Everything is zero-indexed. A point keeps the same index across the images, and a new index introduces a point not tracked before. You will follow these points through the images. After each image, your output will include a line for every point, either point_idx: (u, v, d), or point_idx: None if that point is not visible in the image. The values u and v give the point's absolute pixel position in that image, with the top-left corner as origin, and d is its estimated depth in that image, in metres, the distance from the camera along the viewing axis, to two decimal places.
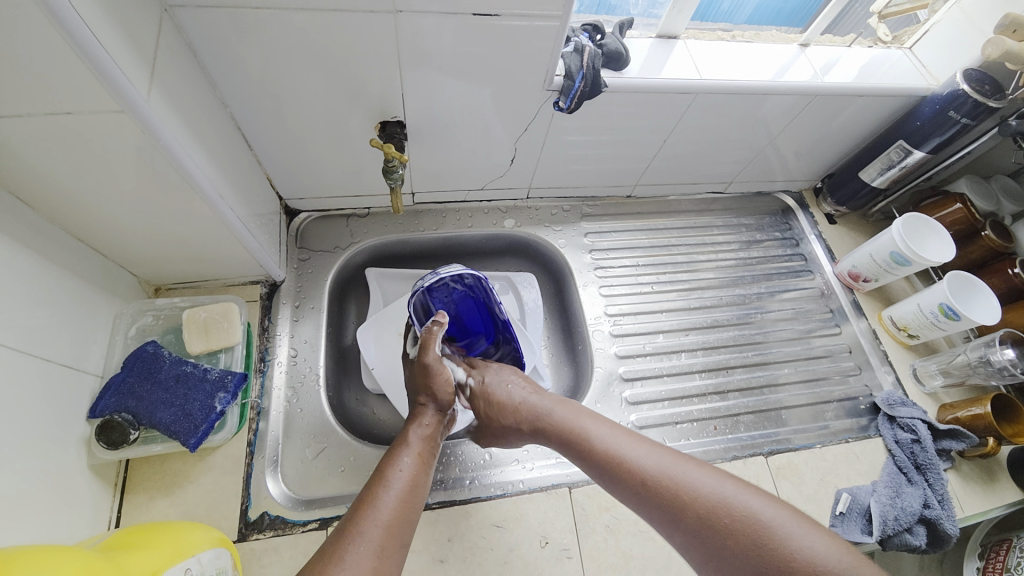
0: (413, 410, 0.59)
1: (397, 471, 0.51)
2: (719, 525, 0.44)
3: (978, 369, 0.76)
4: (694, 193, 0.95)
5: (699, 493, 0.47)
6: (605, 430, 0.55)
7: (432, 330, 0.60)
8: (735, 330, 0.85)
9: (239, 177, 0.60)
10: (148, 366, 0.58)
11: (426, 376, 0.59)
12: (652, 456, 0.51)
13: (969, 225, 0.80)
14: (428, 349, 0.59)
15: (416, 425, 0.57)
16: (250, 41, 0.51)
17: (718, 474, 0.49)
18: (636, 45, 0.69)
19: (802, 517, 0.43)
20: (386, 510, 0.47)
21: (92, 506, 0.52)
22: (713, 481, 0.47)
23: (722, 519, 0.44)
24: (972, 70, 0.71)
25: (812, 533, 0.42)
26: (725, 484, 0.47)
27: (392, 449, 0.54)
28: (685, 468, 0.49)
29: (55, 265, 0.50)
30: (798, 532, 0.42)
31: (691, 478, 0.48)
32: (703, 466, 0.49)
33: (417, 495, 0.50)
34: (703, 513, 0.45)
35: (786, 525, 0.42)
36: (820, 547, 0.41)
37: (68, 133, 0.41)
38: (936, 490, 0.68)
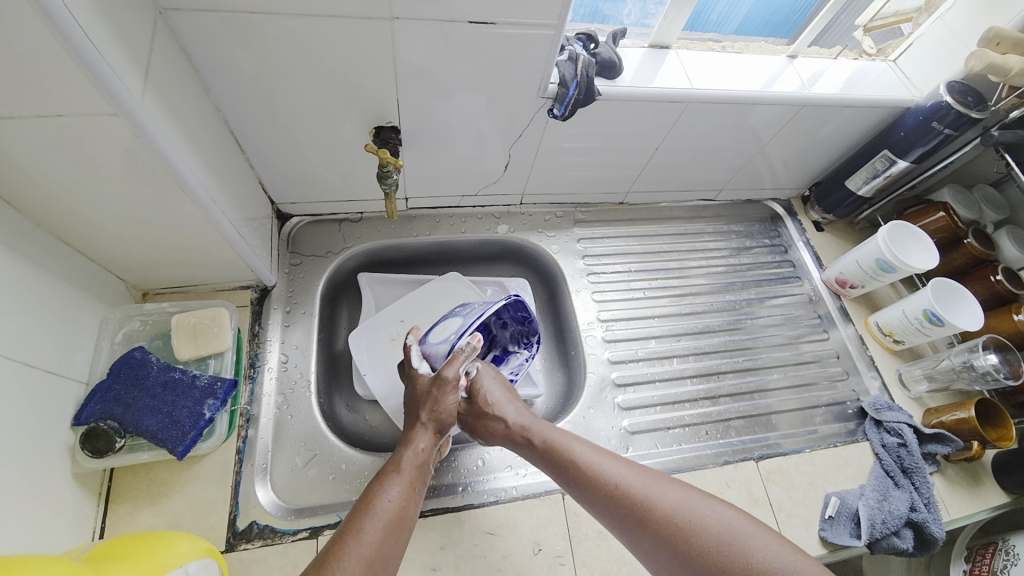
0: (410, 431, 0.56)
1: (385, 500, 0.49)
2: (690, 536, 0.46)
3: (962, 374, 0.77)
4: (685, 201, 0.97)
5: (671, 508, 0.49)
6: (582, 443, 0.56)
7: (466, 349, 0.59)
8: (726, 336, 0.86)
9: (230, 181, 0.59)
10: (136, 372, 0.57)
11: (439, 391, 0.57)
12: (627, 471, 0.53)
13: (952, 233, 0.83)
14: (455, 364, 0.58)
15: (409, 449, 0.54)
16: (242, 45, 0.51)
17: (687, 487, 0.51)
18: (629, 55, 0.70)
19: (762, 526, 0.47)
20: (368, 544, 0.45)
21: (75, 516, 0.51)
22: (682, 494, 0.50)
23: (691, 534, 0.46)
24: (955, 82, 0.73)
25: (769, 539, 0.45)
26: (694, 497, 0.49)
27: (381, 474, 0.52)
28: (656, 483, 0.51)
29: (41, 269, 0.49)
30: (760, 540, 0.45)
31: (663, 492, 0.50)
32: (672, 481, 0.52)
33: (403, 527, 0.48)
34: (674, 528, 0.47)
35: (745, 532, 0.46)
36: (781, 555, 0.44)
37: (58, 136, 0.40)
38: (923, 493, 0.70)
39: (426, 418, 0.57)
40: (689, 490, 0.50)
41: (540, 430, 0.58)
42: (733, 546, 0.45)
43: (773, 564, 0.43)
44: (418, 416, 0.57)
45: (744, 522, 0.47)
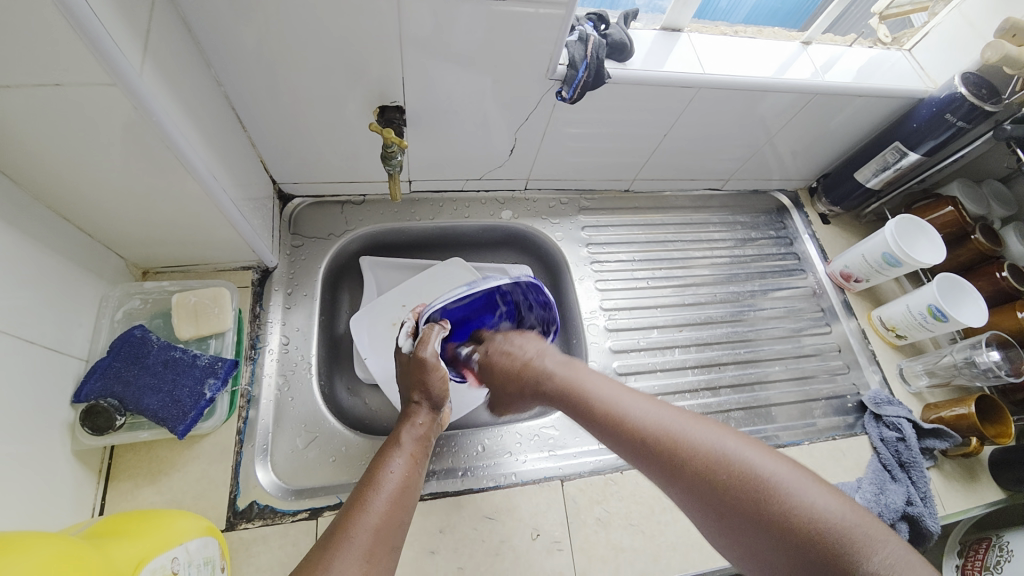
0: (407, 408, 0.57)
1: (389, 471, 0.50)
2: (720, 481, 0.42)
3: (963, 370, 0.77)
4: (691, 190, 0.96)
5: (704, 450, 0.44)
6: (612, 389, 0.54)
7: (431, 329, 0.60)
8: (728, 327, 0.86)
9: (231, 159, 0.58)
10: (136, 351, 0.56)
11: (421, 372, 0.57)
12: (654, 414, 0.50)
13: (960, 228, 0.82)
14: (426, 345, 0.58)
15: (409, 425, 0.55)
16: (243, 17, 0.49)
17: (727, 431, 0.46)
18: (640, 38, 0.68)
19: (811, 477, 0.41)
20: (375, 512, 0.45)
21: (76, 492, 0.51)
22: (715, 436, 0.45)
23: (726, 481, 0.42)
24: (971, 73, 0.71)
25: (816, 488, 0.40)
26: (733, 443, 0.44)
27: (383, 450, 0.53)
28: (689, 425, 0.47)
29: (39, 244, 0.48)
30: (811, 495, 0.39)
31: (692, 434, 0.46)
32: (710, 423, 0.47)
33: (410, 494, 0.49)
34: (707, 473, 0.43)
35: (786, 481, 0.41)
36: (835, 510, 0.38)
37: (53, 106, 0.39)
38: (920, 488, 0.70)
39: (419, 397, 0.57)
40: (728, 434, 0.46)
41: (563, 377, 0.58)
42: (774, 495, 0.40)
43: (814, 513, 0.38)
44: (412, 395, 0.57)
45: (795, 474, 0.41)
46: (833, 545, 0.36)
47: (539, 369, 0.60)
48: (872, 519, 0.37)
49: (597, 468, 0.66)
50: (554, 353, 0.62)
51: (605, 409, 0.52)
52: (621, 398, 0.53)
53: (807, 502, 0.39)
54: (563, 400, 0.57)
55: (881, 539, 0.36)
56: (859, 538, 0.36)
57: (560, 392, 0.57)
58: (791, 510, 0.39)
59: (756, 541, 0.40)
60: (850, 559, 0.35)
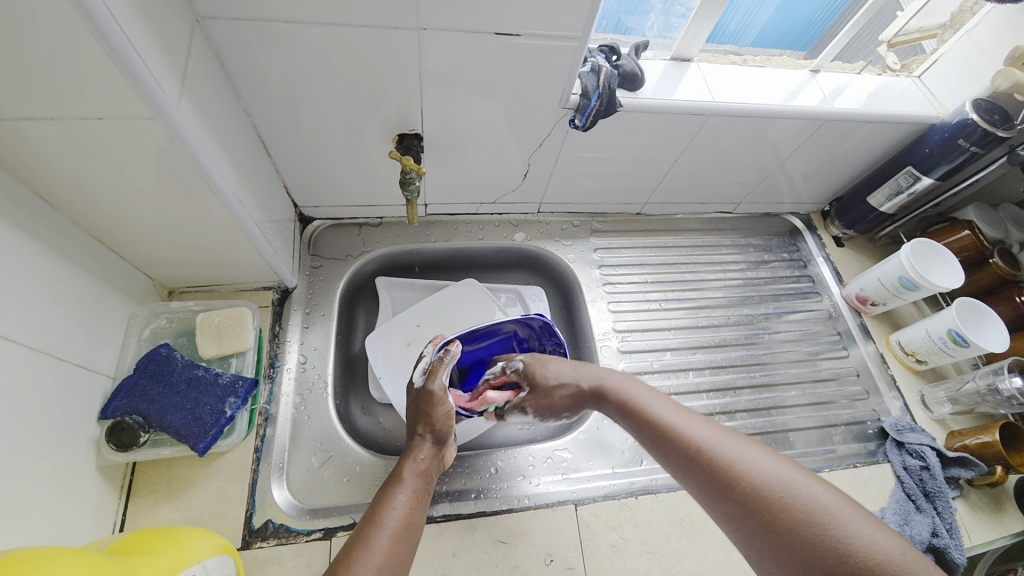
0: (411, 443, 0.58)
1: (391, 508, 0.51)
2: (768, 503, 0.41)
3: (987, 398, 0.75)
4: (702, 213, 0.96)
5: (758, 474, 0.43)
6: (668, 404, 0.55)
7: (441, 358, 0.61)
8: (742, 350, 0.85)
9: (257, 184, 0.61)
10: (161, 369, 0.58)
11: (427, 406, 0.59)
12: (707, 432, 0.49)
13: (977, 252, 0.81)
14: (435, 377, 0.60)
15: (411, 460, 0.56)
16: (274, 53, 0.52)
17: (786, 462, 0.44)
18: (650, 68, 0.71)
19: (866, 514, 0.38)
20: (378, 550, 0.46)
21: (97, 508, 0.52)
22: (768, 461, 0.44)
23: (779, 507, 0.40)
24: (981, 100, 0.72)
25: (869, 523, 0.37)
26: (791, 471, 0.43)
27: (386, 487, 0.54)
28: (743, 449, 0.46)
29: (74, 265, 0.51)
30: (868, 531, 0.37)
31: (744, 456, 0.45)
32: (768, 451, 0.46)
33: (411, 533, 0.50)
34: (759, 496, 0.42)
35: (839, 512, 0.38)
36: (891, 548, 0.35)
37: (97, 137, 0.42)
38: (945, 519, 0.68)
39: (422, 430, 0.58)
40: (787, 463, 0.44)
41: (621, 389, 0.59)
42: (827, 526, 0.38)
43: (861, 548, 0.36)
44: (416, 428, 0.59)
45: (854, 510, 0.39)
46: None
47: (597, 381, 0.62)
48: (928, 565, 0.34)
49: (611, 493, 0.65)
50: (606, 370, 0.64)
51: (661, 423, 0.53)
52: (678, 414, 0.53)
53: (863, 537, 0.36)
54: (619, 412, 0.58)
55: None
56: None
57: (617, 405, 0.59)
58: (845, 543, 0.36)
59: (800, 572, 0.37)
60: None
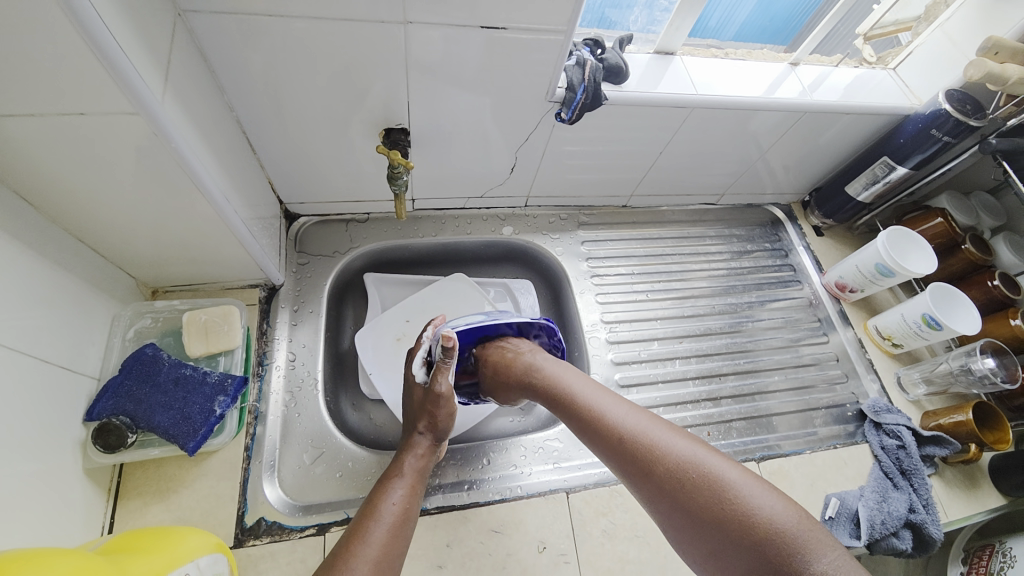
0: (410, 439, 0.59)
1: (389, 501, 0.52)
2: (688, 484, 0.46)
3: (959, 378, 0.78)
4: (687, 205, 0.98)
5: (677, 458, 0.48)
6: (594, 390, 0.58)
7: (445, 362, 0.58)
8: (727, 338, 0.87)
9: (242, 181, 0.60)
10: (148, 368, 0.57)
11: (432, 407, 0.58)
12: (632, 418, 0.53)
13: (950, 239, 0.84)
14: (440, 379, 0.58)
15: (411, 455, 0.57)
16: (256, 47, 0.52)
17: (700, 443, 0.49)
18: (635, 61, 0.71)
19: (767, 485, 0.44)
20: (375, 544, 0.47)
21: (85, 511, 0.51)
22: (687, 445, 0.49)
23: (689, 484, 0.46)
24: (955, 91, 0.74)
25: (770, 496, 0.43)
26: (702, 451, 0.48)
27: (384, 480, 0.55)
28: (668, 435, 0.50)
29: (55, 265, 0.50)
30: (772, 503, 0.43)
31: (668, 443, 0.49)
32: (684, 433, 0.50)
33: (407, 526, 0.51)
34: (678, 479, 0.46)
35: (747, 488, 0.44)
36: (790, 520, 0.41)
37: (77, 133, 0.41)
38: (921, 495, 0.70)
39: (422, 426, 0.59)
40: (698, 444, 0.49)
41: (550, 375, 0.61)
42: (734, 500, 0.43)
43: (762, 519, 0.42)
44: (416, 425, 0.59)
45: (749, 477, 0.45)
46: (790, 553, 0.39)
47: (528, 363, 0.63)
48: (811, 525, 0.41)
49: (602, 480, 0.66)
50: (549, 358, 0.64)
51: (591, 413, 0.55)
52: (603, 400, 0.56)
53: (768, 513, 0.42)
54: (548, 398, 0.60)
55: (821, 547, 0.39)
56: (810, 544, 0.40)
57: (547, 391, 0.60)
58: (754, 520, 0.42)
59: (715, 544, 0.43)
60: (800, 560, 0.39)
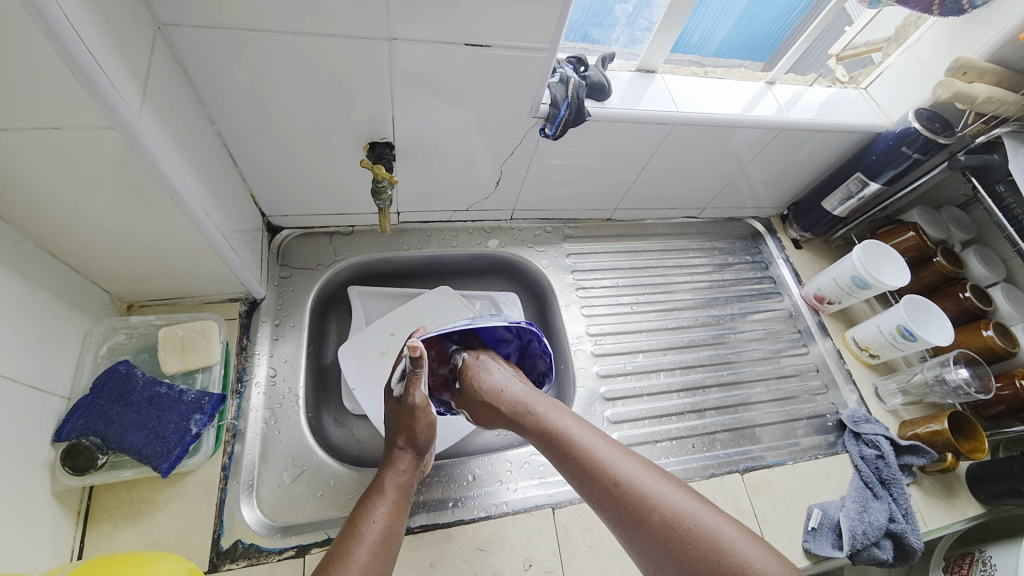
0: (390, 455, 0.57)
1: (370, 521, 0.50)
2: (682, 539, 0.46)
3: (934, 388, 0.80)
4: (670, 218, 0.99)
5: (671, 510, 0.48)
6: (586, 433, 0.57)
7: (416, 372, 0.58)
8: (711, 349, 0.88)
9: (223, 194, 0.59)
10: (120, 387, 0.56)
11: (410, 420, 0.57)
12: (626, 464, 0.53)
13: (922, 252, 0.87)
14: (414, 389, 0.58)
15: (392, 471, 0.56)
16: (238, 61, 0.51)
17: (691, 493, 0.50)
18: (617, 78, 0.73)
19: (756, 539, 0.46)
20: (357, 567, 0.46)
21: (51, 537, 0.49)
22: (681, 496, 0.50)
23: (683, 538, 0.46)
24: (923, 110, 0.77)
25: (760, 551, 0.45)
26: (695, 504, 0.49)
27: (366, 498, 0.53)
28: (663, 486, 0.50)
29: (25, 281, 0.48)
30: (761, 559, 0.44)
31: (663, 494, 0.50)
32: (677, 484, 0.51)
33: (391, 545, 0.50)
34: (672, 532, 0.47)
35: (739, 543, 0.45)
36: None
37: (50, 147, 0.40)
38: (901, 505, 0.71)
39: (403, 442, 0.58)
40: (690, 493, 0.50)
41: (540, 414, 0.60)
42: (728, 556, 0.44)
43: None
44: (396, 440, 0.58)
45: (739, 530, 0.47)
46: None
47: (513, 399, 0.62)
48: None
49: None
50: (534, 391, 0.63)
51: (584, 457, 0.54)
52: (595, 445, 0.55)
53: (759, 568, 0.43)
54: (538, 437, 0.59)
55: None
56: None
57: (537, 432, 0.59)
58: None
59: None
60: None
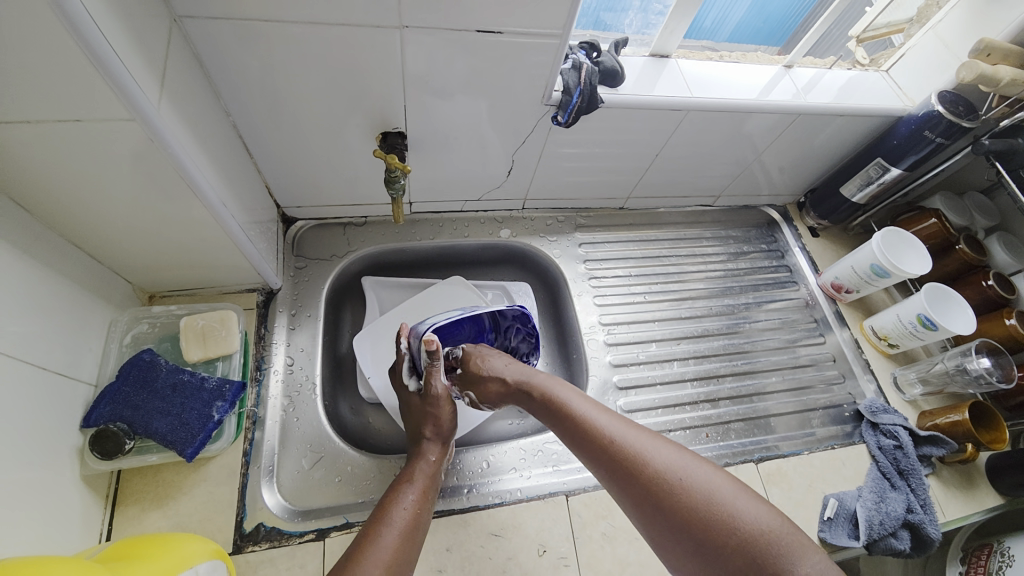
0: (419, 446, 0.59)
1: (400, 506, 0.51)
2: (674, 493, 0.45)
3: (956, 378, 0.78)
4: (683, 207, 0.98)
5: (663, 465, 0.47)
6: (582, 399, 0.58)
7: (434, 364, 0.60)
8: (725, 339, 0.88)
9: (239, 186, 0.60)
10: (145, 374, 0.57)
11: (434, 409, 0.60)
12: (619, 426, 0.53)
13: (944, 239, 0.84)
14: (434, 381, 0.60)
15: (422, 461, 0.57)
16: (251, 51, 0.51)
17: (685, 451, 0.49)
18: (630, 64, 0.72)
19: (752, 493, 0.44)
20: (387, 547, 0.46)
21: (82, 518, 0.51)
22: (675, 453, 0.49)
23: (677, 492, 0.45)
24: (946, 92, 0.75)
25: (756, 504, 0.43)
26: (690, 460, 0.48)
27: (395, 485, 0.54)
28: (656, 445, 0.50)
29: (50, 271, 0.49)
30: (755, 510, 0.43)
31: (656, 451, 0.49)
32: (672, 443, 0.50)
33: (418, 531, 0.50)
34: (664, 487, 0.46)
35: (733, 495, 0.44)
36: (773, 526, 0.41)
37: (73, 139, 0.41)
38: (919, 495, 0.70)
39: (429, 432, 0.60)
40: (685, 452, 0.49)
41: (540, 383, 0.61)
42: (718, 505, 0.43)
43: (748, 526, 0.41)
44: (423, 433, 0.60)
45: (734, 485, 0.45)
46: (773, 556, 0.39)
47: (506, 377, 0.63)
48: (794, 532, 0.41)
49: (601, 483, 0.66)
50: (528, 367, 0.64)
51: (580, 420, 0.55)
52: (592, 410, 0.56)
53: (752, 519, 0.42)
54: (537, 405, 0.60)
55: (802, 548, 0.39)
56: (789, 551, 0.39)
57: (537, 400, 0.60)
58: (738, 527, 0.41)
59: (699, 551, 0.42)
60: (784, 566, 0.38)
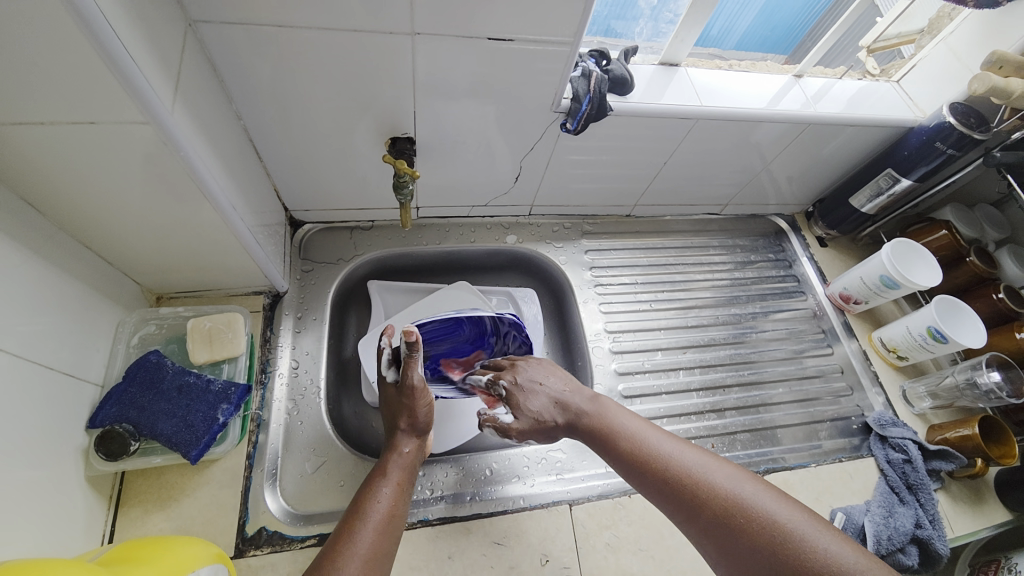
0: (393, 439, 0.58)
1: (375, 502, 0.51)
2: (744, 522, 0.45)
3: (966, 392, 0.77)
4: (690, 215, 0.98)
5: (729, 494, 0.48)
6: (638, 423, 0.58)
7: (412, 356, 0.57)
8: (731, 349, 0.87)
9: (249, 189, 0.60)
10: (151, 376, 0.57)
11: (410, 400, 0.58)
12: (680, 452, 0.53)
13: (955, 251, 0.84)
14: (411, 372, 0.58)
15: (395, 454, 0.57)
16: (264, 56, 0.52)
17: (749, 478, 0.50)
18: (639, 72, 0.72)
19: (825, 523, 0.44)
20: (362, 545, 0.46)
21: (86, 518, 0.51)
22: (739, 482, 0.49)
23: (746, 522, 0.45)
24: (958, 104, 0.74)
25: (829, 535, 0.43)
26: (756, 489, 0.48)
27: (371, 479, 0.54)
28: (719, 472, 0.50)
29: (59, 272, 0.50)
30: (829, 540, 0.43)
31: (720, 479, 0.49)
32: (736, 469, 0.51)
33: (395, 525, 0.50)
34: (731, 516, 0.46)
35: (805, 526, 0.44)
36: (851, 558, 0.41)
37: (86, 141, 0.41)
38: (928, 510, 0.70)
39: (403, 424, 0.59)
40: (749, 479, 0.49)
41: (591, 407, 0.60)
42: (803, 543, 0.43)
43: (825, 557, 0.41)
44: (396, 424, 0.59)
45: (803, 515, 0.45)
46: None
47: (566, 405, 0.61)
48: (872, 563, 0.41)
49: (605, 492, 0.66)
50: (579, 389, 0.63)
51: (636, 447, 0.55)
52: (650, 436, 0.56)
53: (827, 550, 0.42)
54: (589, 430, 0.59)
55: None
56: None
57: (589, 425, 0.59)
58: (815, 558, 0.41)
59: None
60: None
